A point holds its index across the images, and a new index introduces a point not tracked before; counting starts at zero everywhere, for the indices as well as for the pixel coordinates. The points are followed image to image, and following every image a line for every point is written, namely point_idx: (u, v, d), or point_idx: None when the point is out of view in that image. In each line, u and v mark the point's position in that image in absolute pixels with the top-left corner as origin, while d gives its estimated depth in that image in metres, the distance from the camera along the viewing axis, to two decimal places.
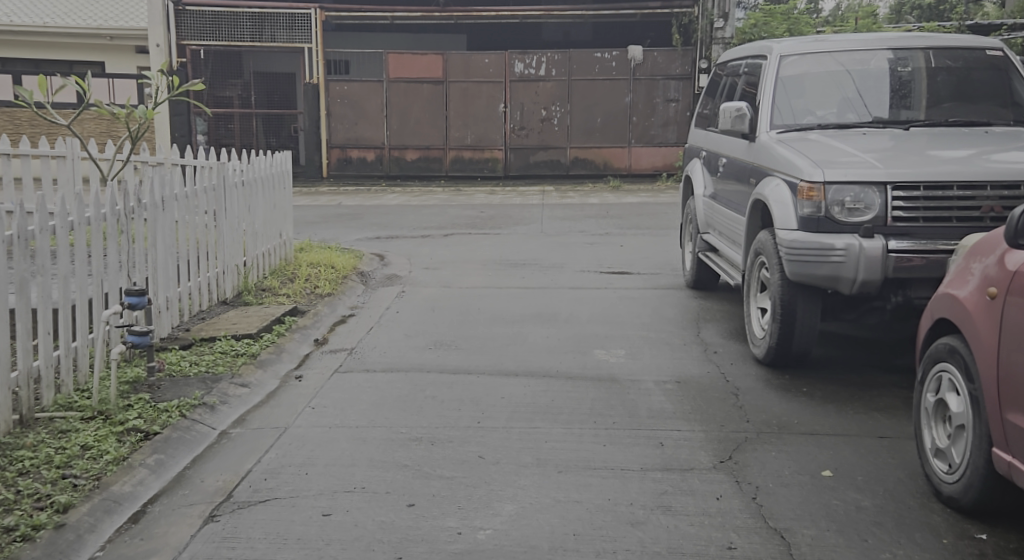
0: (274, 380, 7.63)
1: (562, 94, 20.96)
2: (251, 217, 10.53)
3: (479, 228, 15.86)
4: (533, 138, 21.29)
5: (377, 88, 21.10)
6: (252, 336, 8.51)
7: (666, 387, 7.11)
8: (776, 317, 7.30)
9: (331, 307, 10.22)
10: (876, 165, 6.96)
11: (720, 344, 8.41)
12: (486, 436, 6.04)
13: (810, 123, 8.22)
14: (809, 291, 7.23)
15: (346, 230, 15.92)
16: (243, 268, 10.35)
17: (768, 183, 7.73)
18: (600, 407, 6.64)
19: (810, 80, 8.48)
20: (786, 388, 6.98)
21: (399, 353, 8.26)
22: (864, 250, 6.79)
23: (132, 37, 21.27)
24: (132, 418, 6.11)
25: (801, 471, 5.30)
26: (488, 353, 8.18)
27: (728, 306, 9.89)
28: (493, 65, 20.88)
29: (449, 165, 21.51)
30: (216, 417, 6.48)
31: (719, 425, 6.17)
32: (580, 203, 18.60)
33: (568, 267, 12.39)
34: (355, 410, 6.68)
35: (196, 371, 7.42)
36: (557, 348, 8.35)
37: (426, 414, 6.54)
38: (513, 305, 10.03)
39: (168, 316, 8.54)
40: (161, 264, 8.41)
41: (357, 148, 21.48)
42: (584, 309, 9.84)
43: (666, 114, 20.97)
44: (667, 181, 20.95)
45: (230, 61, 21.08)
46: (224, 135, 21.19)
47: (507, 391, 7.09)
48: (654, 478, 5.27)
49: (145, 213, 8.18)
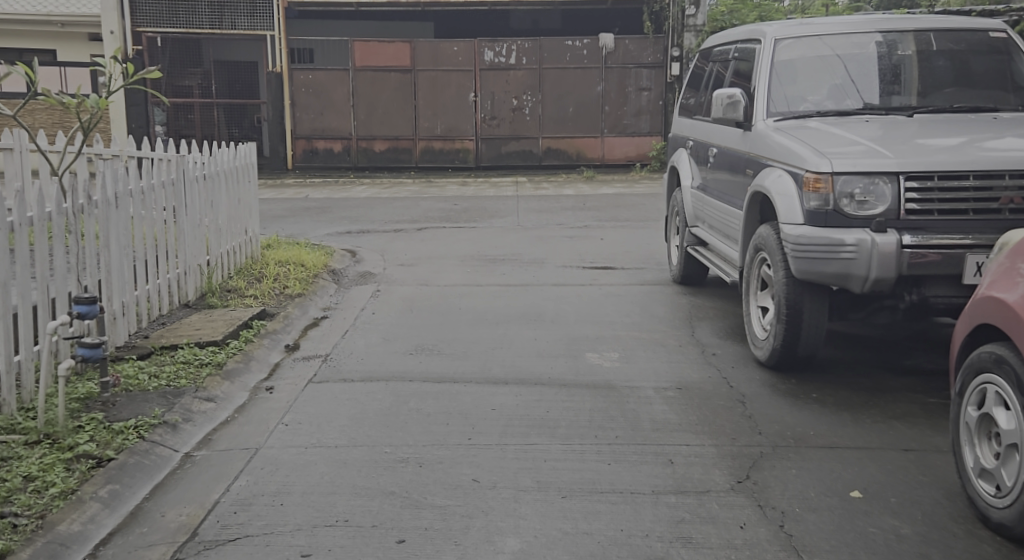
0: (242, 393, 7.14)
1: (533, 83, 20.44)
2: (213, 212, 9.97)
3: (453, 222, 15.32)
4: (504, 128, 20.76)
5: (343, 77, 20.45)
6: (217, 343, 7.97)
7: (665, 393, 6.66)
8: (781, 318, 6.81)
9: (302, 309, 9.65)
10: (886, 153, 6.50)
11: (717, 345, 7.93)
12: (476, 456, 5.57)
13: (806, 110, 7.72)
14: (816, 290, 6.74)
15: (315, 225, 15.31)
16: (206, 268, 9.77)
17: (768, 174, 7.23)
18: (600, 419, 6.15)
19: (801, 67, 8.00)
20: (795, 393, 6.53)
21: (378, 360, 7.72)
22: (876, 246, 6.32)
23: (85, 23, 20.52)
24: (82, 442, 5.77)
25: (828, 492, 4.85)
26: (473, 358, 7.67)
27: (722, 304, 9.39)
28: (461, 53, 20.33)
29: (419, 156, 20.94)
30: (179, 437, 6.13)
31: (730, 438, 5.68)
32: (556, 194, 18.12)
33: (549, 262, 11.87)
34: (333, 427, 6.17)
35: (155, 385, 6.92)
36: (547, 351, 7.85)
37: (411, 430, 6.03)
38: (495, 305, 9.52)
39: (124, 322, 8.02)
40: (115, 266, 7.87)
41: (323, 138, 20.84)
42: (570, 308, 9.34)
43: (638, 103, 20.51)
44: (642, 171, 20.48)
45: (190, 49, 20.40)
46: (185, 125, 20.59)
47: (497, 401, 6.57)
48: (669, 503, 4.85)
49: (95, 211, 7.64)
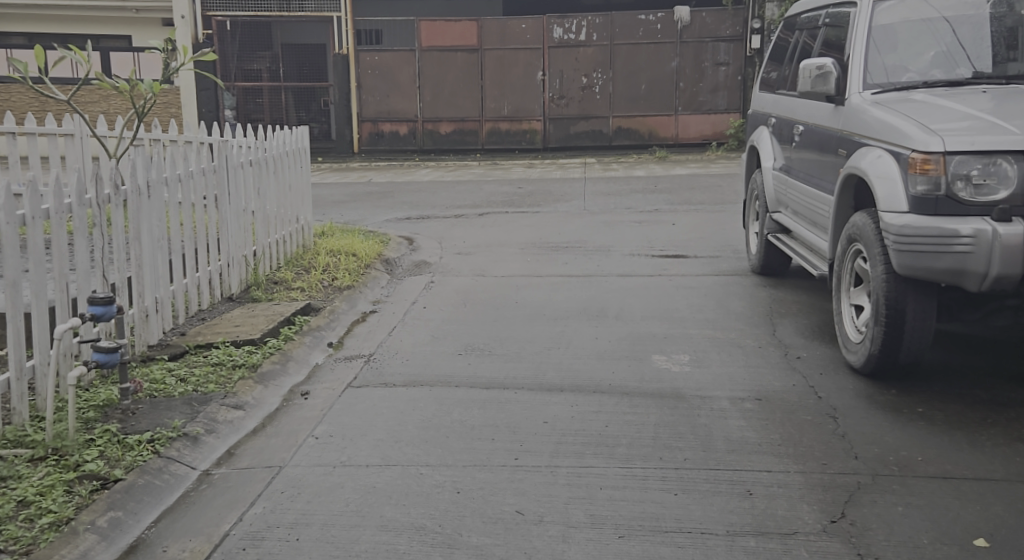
0: (276, 399, 6.45)
1: (604, 60, 19.57)
2: (261, 200, 9.33)
3: (516, 206, 14.59)
4: (573, 108, 19.93)
5: (409, 58, 19.79)
6: (254, 343, 7.33)
7: (743, 404, 5.86)
8: (879, 320, 5.98)
9: (351, 302, 9.00)
10: (1009, 129, 5.66)
11: (801, 347, 7.09)
12: (519, 481, 4.85)
13: (911, 81, 6.84)
14: (922, 288, 5.88)
15: (373, 211, 14.66)
16: (252, 260, 9.15)
17: (865, 155, 6.36)
18: (668, 437, 5.38)
19: (902, 31, 7.08)
20: (892, 405, 5.71)
21: (425, 362, 7.02)
22: (998, 237, 5.49)
23: (157, 8, 20.08)
24: (90, 459, 5.07)
25: (942, 539, 4.16)
26: (527, 361, 6.93)
27: (806, 297, 8.53)
28: (530, 31, 19.53)
29: (485, 138, 20.21)
30: (199, 452, 5.39)
31: (819, 463, 4.88)
32: (625, 176, 17.29)
33: (615, 250, 11.07)
34: (366, 442, 5.48)
35: (183, 390, 6.21)
36: (609, 353, 7.07)
37: (453, 447, 5.32)
38: (557, 299, 8.75)
39: (158, 320, 7.38)
40: (148, 260, 7.22)
41: (389, 121, 20.23)
42: (638, 302, 8.54)
43: (715, 79, 19.48)
44: (718, 150, 19.47)
45: (259, 32, 19.95)
46: (254, 109, 20.10)
47: (553, 413, 5.83)
48: (747, 549, 4.17)
49: (123, 201, 6.97)
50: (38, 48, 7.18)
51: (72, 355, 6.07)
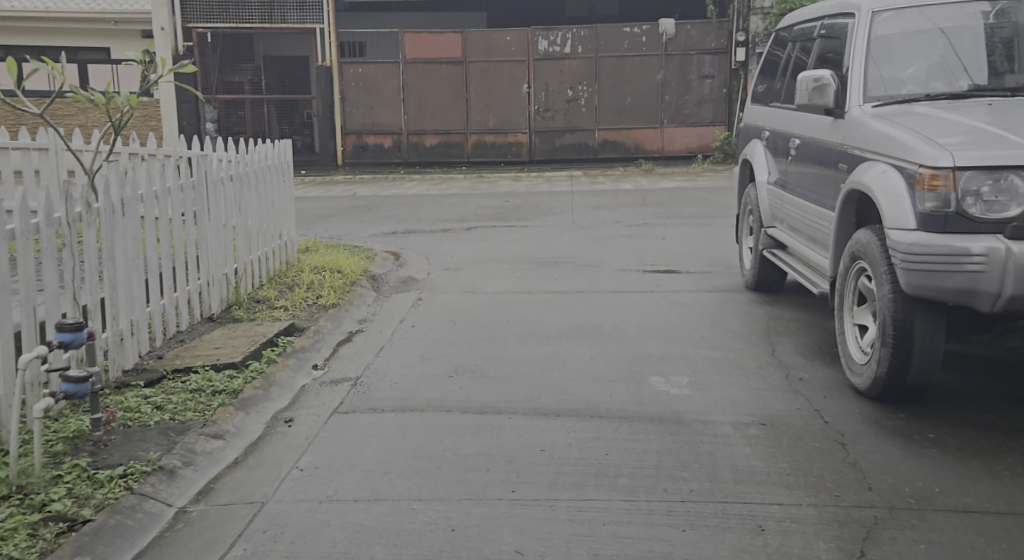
0: (258, 426, 6.17)
1: (589, 73, 19.37)
2: (242, 217, 9.07)
3: (503, 220, 14.35)
4: (558, 120, 19.72)
5: (393, 70, 19.55)
6: (234, 366, 7.06)
7: (746, 429, 5.62)
8: (887, 340, 5.74)
9: (337, 320, 8.72)
10: (1019, 143, 5.45)
11: (803, 368, 6.85)
12: (517, 517, 4.65)
13: (912, 94, 6.63)
14: (931, 308, 5.65)
15: (358, 225, 14.40)
16: (233, 278, 8.87)
17: (868, 169, 6.13)
18: (671, 465, 5.13)
19: (900, 43, 6.87)
20: (902, 430, 5.49)
21: (414, 385, 6.75)
22: (1012, 255, 5.27)
23: (137, 20, 19.79)
24: (56, 499, 4.82)
25: None
26: (521, 383, 6.67)
27: (804, 315, 8.30)
28: (515, 43, 19.31)
29: (470, 151, 19.98)
30: (175, 488, 5.15)
31: (832, 495, 4.66)
32: (612, 189, 17.07)
33: (606, 265, 10.84)
34: (354, 474, 5.22)
35: (159, 419, 5.95)
36: (605, 374, 6.82)
37: (446, 479, 5.07)
38: (548, 317, 8.49)
39: (134, 343, 7.10)
40: (122, 281, 6.94)
41: (373, 133, 19.97)
42: (631, 320, 8.30)
43: (700, 92, 19.31)
44: (704, 163, 19.26)
45: (241, 44, 19.69)
46: (236, 122, 19.79)
47: (549, 439, 5.58)
48: None
49: (95, 219, 6.70)
50: (9, 61, 6.90)
51: (41, 384, 5.82)
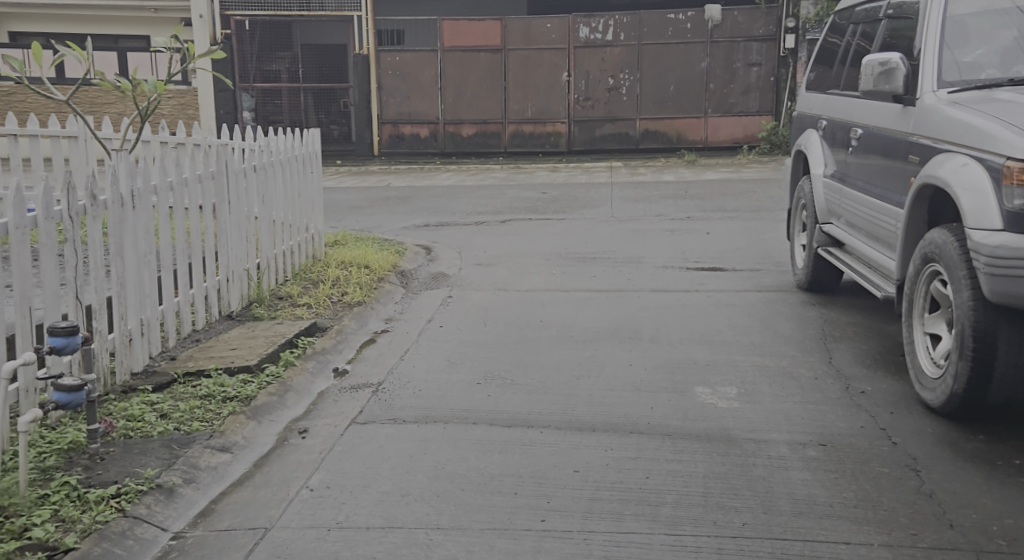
0: (269, 437, 5.68)
1: (631, 61, 18.75)
2: (266, 207, 8.57)
3: (539, 212, 13.81)
4: (599, 110, 19.12)
5: (431, 58, 19.05)
6: (250, 370, 6.57)
7: (804, 450, 5.06)
8: (965, 353, 5.16)
9: (362, 320, 8.20)
10: None
11: (864, 379, 6.25)
12: (547, 553, 4.17)
13: (990, 79, 5.99)
14: (1015, 318, 5.06)
15: (389, 217, 13.91)
16: (254, 273, 8.38)
17: (944, 162, 5.52)
18: (722, 492, 4.60)
19: (976, 24, 6.25)
20: (979, 455, 4.92)
21: (440, 393, 6.23)
22: None
23: (175, 8, 19.46)
24: (38, 523, 4.38)
25: None
26: (555, 392, 6.14)
27: (861, 319, 7.69)
28: (555, 30, 18.73)
29: (508, 141, 19.44)
30: (173, 509, 4.71)
31: (908, 532, 4.21)
32: (653, 180, 16.47)
33: (647, 262, 10.26)
34: (368, 496, 4.72)
35: (163, 429, 5.46)
36: (647, 382, 6.28)
37: (469, 505, 4.57)
38: (586, 318, 7.95)
39: (144, 344, 6.62)
40: (131, 278, 6.45)
41: (410, 123, 19.49)
42: (675, 322, 7.74)
43: (747, 80, 18.61)
44: (749, 154, 18.59)
45: (279, 32, 19.22)
46: (272, 111, 19.40)
47: (586, 459, 5.04)
48: None
49: (101, 212, 6.21)
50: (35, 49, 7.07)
51: (34, 392, 5.35)
